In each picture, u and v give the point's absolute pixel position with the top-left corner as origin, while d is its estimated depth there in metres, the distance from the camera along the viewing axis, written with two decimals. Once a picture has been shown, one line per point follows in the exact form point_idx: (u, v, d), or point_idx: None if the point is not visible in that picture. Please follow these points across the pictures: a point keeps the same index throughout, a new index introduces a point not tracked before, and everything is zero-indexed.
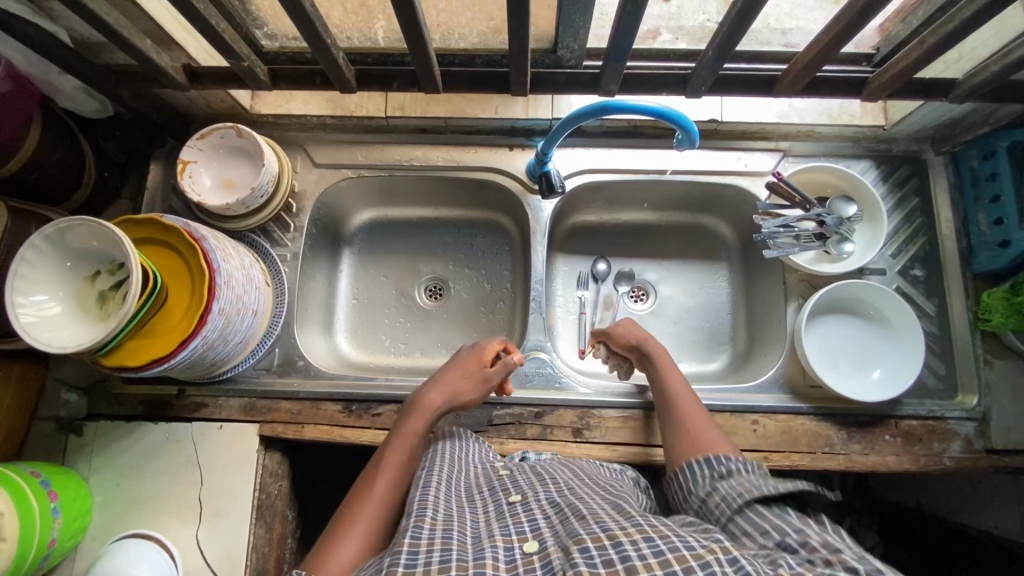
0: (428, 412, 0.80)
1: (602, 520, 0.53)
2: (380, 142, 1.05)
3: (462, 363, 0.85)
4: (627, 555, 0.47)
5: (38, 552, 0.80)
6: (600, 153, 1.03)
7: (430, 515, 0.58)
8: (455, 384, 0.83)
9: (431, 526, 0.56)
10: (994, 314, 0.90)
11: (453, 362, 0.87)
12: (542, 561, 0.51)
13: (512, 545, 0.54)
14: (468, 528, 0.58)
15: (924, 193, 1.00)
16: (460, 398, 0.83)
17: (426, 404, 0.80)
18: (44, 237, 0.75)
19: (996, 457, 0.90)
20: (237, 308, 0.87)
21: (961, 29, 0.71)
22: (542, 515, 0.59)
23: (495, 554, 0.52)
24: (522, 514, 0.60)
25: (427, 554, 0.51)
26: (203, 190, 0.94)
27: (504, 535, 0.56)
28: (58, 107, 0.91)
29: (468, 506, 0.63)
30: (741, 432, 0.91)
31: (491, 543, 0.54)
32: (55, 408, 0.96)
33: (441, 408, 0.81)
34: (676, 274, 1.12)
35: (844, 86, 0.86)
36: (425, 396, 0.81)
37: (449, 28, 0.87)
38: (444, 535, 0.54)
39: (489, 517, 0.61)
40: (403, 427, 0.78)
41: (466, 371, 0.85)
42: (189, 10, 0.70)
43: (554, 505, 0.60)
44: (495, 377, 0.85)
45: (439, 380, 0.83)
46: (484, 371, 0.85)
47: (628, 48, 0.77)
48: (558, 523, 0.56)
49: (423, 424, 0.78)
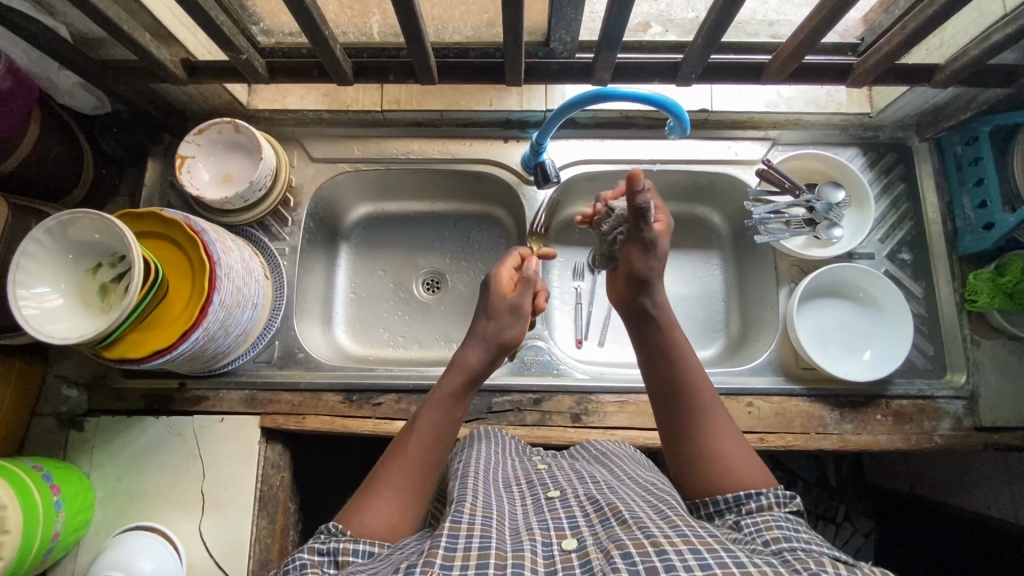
0: (465, 368, 0.76)
1: (645, 526, 0.53)
2: (376, 136, 1.07)
3: (486, 303, 0.82)
4: (672, 564, 0.46)
5: (42, 544, 0.80)
6: (594, 144, 1.04)
7: (469, 503, 0.59)
8: (485, 332, 0.79)
9: (470, 511, 0.57)
10: (980, 294, 0.92)
11: (481, 305, 0.83)
12: (580, 560, 0.50)
13: (550, 540, 0.54)
14: (507, 519, 0.59)
15: (910, 178, 1.02)
16: (495, 341, 0.78)
17: (462, 361, 0.77)
18: (46, 230, 0.76)
19: (985, 434, 0.92)
20: (237, 300, 0.88)
21: (940, 15, 0.74)
22: (581, 512, 0.59)
23: (533, 547, 0.53)
24: (561, 510, 0.61)
25: (466, 539, 0.52)
26: (200, 183, 0.95)
27: (542, 529, 0.57)
28: (57, 104, 0.92)
29: (506, 497, 0.64)
30: (736, 414, 0.93)
31: (528, 536, 0.55)
32: (56, 404, 0.96)
33: (479, 361, 0.77)
34: (671, 263, 1.14)
35: (830, 73, 0.89)
36: (459, 354, 0.78)
37: (443, 21, 0.89)
38: (483, 522, 0.55)
39: (527, 510, 0.62)
40: (437, 387, 0.75)
41: (492, 309, 0.81)
42: (189, 3, 0.71)
43: (594, 502, 0.60)
44: (519, 301, 0.80)
45: (469, 338, 0.80)
46: (509, 300, 0.81)
47: (619, 38, 0.79)
48: (598, 521, 0.56)
49: (460, 380, 0.75)
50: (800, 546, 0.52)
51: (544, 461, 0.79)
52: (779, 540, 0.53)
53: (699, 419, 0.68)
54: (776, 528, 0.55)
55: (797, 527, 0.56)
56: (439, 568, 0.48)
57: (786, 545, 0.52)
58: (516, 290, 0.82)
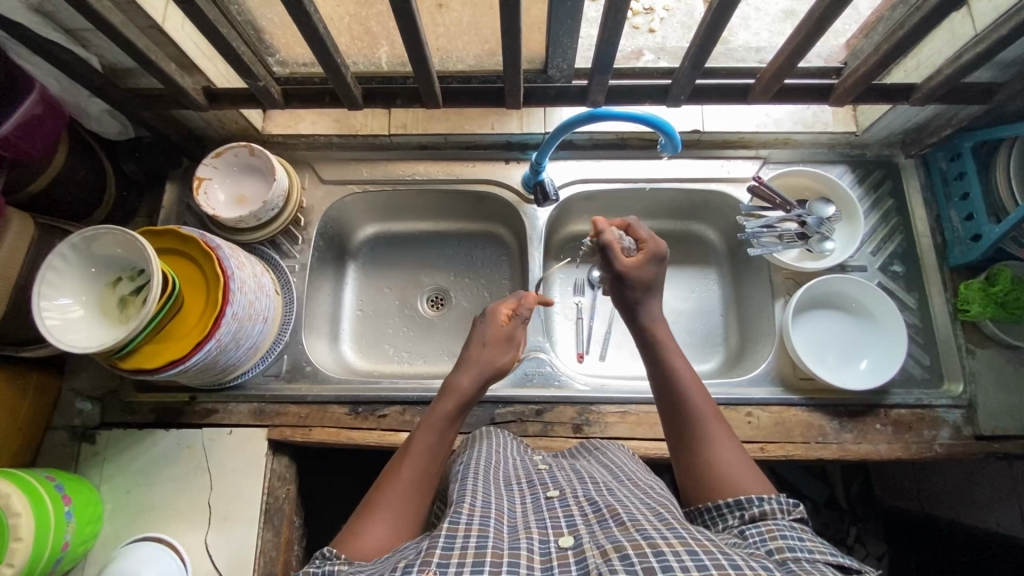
0: (460, 393, 0.77)
1: (643, 528, 0.54)
2: (382, 159, 1.12)
3: (483, 333, 0.84)
4: (668, 565, 0.47)
5: (52, 553, 0.81)
6: (591, 165, 1.09)
7: (468, 505, 0.60)
8: (479, 359, 0.81)
9: (469, 512, 0.58)
10: (972, 304, 0.94)
11: (474, 336, 0.85)
12: (576, 557, 0.51)
13: (547, 538, 0.56)
14: (506, 519, 0.60)
15: (898, 194, 1.06)
16: (490, 368, 0.81)
17: (455, 386, 0.78)
18: (71, 246, 0.80)
19: (984, 443, 0.93)
20: (249, 313, 0.91)
21: (910, 36, 0.78)
22: (579, 512, 0.60)
23: (530, 545, 0.54)
24: (559, 509, 0.62)
25: (464, 539, 0.53)
26: (216, 204, 0.99)
27: (540, 528, 0.58)
28: (82, 128, 0.98)
29: (506, 496, 0.66)
30: (736, 423, 0.95)
31: (526, 534, 0.56)
32: (69, 417, 0.98)
33: (472, 390, 0.78)
34: (669, 279, 1.17)
35: (810, 93, 0.93)
36: (454, 378, 0.79)
37: (448, 51, 0.94)
38: (481, 523, 0.56)
39: (526, 508, 0.63)
40: (431, 411, 0.76)
41: (490, 338, 0.84)
42: (211, 34, 0.76)
43: (592, 503, 0.61)
44: (514, 331, 0.85)
45: (462, 364, 0.81)
46: (507, 331, 0.85)
47: (611, 64, 0.84)
48: (595, 522, 0.57)
49: (453, 406, 0.76)
50: (804, 556, 0.52)
51: (545, 461, 0.81)
52: (783, 551, 0.53)
53: (698, 423, 0.70)
54: (779, 538, 0.55)
55: (800, 534, 0.56)
56: (436, 567, 0.49)
57: (791, 554, 0.52)
58: (514, 324, 0.87)
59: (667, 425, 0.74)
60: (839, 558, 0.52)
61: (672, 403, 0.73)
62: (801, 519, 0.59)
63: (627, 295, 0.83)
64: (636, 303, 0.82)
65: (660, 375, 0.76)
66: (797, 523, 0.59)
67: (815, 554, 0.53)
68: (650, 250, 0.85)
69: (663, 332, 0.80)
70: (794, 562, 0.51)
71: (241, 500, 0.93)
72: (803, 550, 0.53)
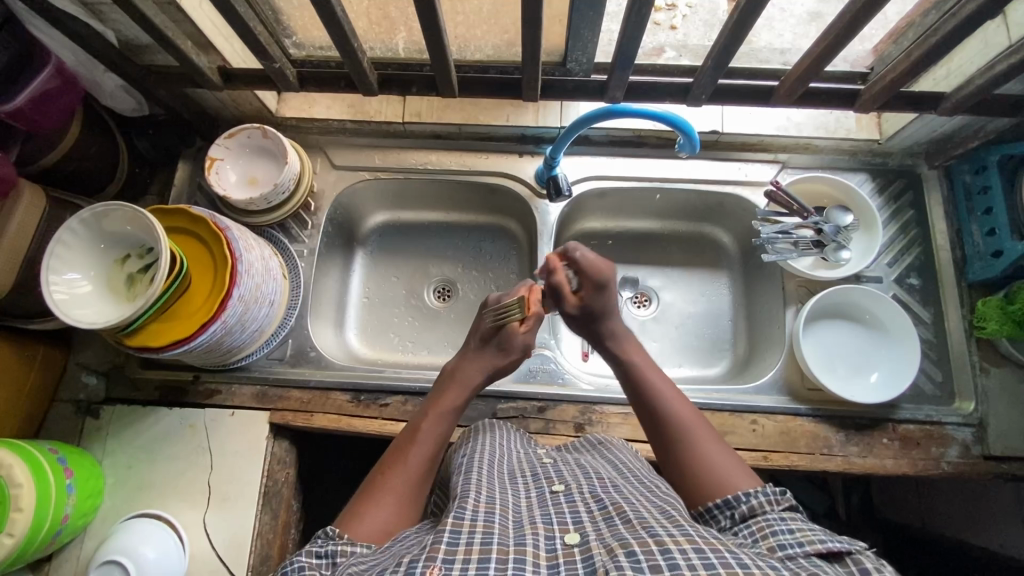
0: (467, 385, 0.79)
1: (650, 526, 0.52)
2: (396, 147, 1.11)
3: (497, 332, 0.82)
4: (676, 563, 0.46)
5: (51, 526, 0.82)
6: (605, 162, 1.08)
7: (473, 499, 0.59)
8: (491, 355, 0.82)
9: (473, 507, 0.57)
10: (989, 321, 0.92)
11: (479, 333, 0.84)
12: (582, 555, 0.50)
13: (553, 533, 0.55)
14: (511, 513, 0.59)
15: (918, 205, 1.03)
16: (497, 368, 0.82)
17: (462, 380, 0.79)
18: (81, 220, 0.80)
19: (994, 464, 0.92)
20: (255, 296, 0.90)
21: (945, 41, 0.76)
22: (584, 507, 0.59)
23: (536, 541, 0.53)
24: (565, 504, 0.61)
25: (469, 534, 0.52)
26: (227, 185, 0.99)
27: (545, 523, 0.57)
28: (97, 104, 0.97)
29: (509, 490, 0.65)
30: (740, 430, 0.93)
31: (532, 529, 0.55)
32: (75, 391, 0.99)
33: (479, 384, 0.80)
34: (679, 281, 1.16)
35: (837, 99, 0.91)
36: (462, 372, 0.80)
37: (466, 39, 0.93)
38: (485, 519, 0.55)
39: (531, 503, 0.62)
40: (437, 400, 0.77)
41: (504, 340, 0.82)
42: (229, 13, 0.75)
43: (599, 500, 0.60)
44: (530, 339, 0.84)
45: (471, 356, 0.82)
46: (520, 335, 0.82)
47: (633, 57, 0.82)
48: (601, 519, 0.56)
49: (459, 401, 0.77)
50: (796, 552, 0.50)
51: (549, 455, 0.80)
52: (773, 550, 0.51)
53: (679, 429, 0.71)
54: (771, 536, 0.53)
55: (791, 525, 0.54)
56: (441, 563, 0.48)
57: (783, 553, 0.50)
58: (527, 327, 0.83)
59: (650, 432, 0.74)
60: (828, 543, 0.50)
61: (650, 408, 0.74)
62: (792, 507, 0.58)
63: (589, 322, 0.84)
64: (599, 320, 0.83)
65: (637, 387, 0.77)
66: (789, 513, 0.57)
67: (806, 545, 0.51)
68: (591, 280, 0.82)
69: (631, 348, 0.82)
70: (787, 561, 0.49)
71: (240, 481, 0.93)
72: (792, 545, 0.51)
